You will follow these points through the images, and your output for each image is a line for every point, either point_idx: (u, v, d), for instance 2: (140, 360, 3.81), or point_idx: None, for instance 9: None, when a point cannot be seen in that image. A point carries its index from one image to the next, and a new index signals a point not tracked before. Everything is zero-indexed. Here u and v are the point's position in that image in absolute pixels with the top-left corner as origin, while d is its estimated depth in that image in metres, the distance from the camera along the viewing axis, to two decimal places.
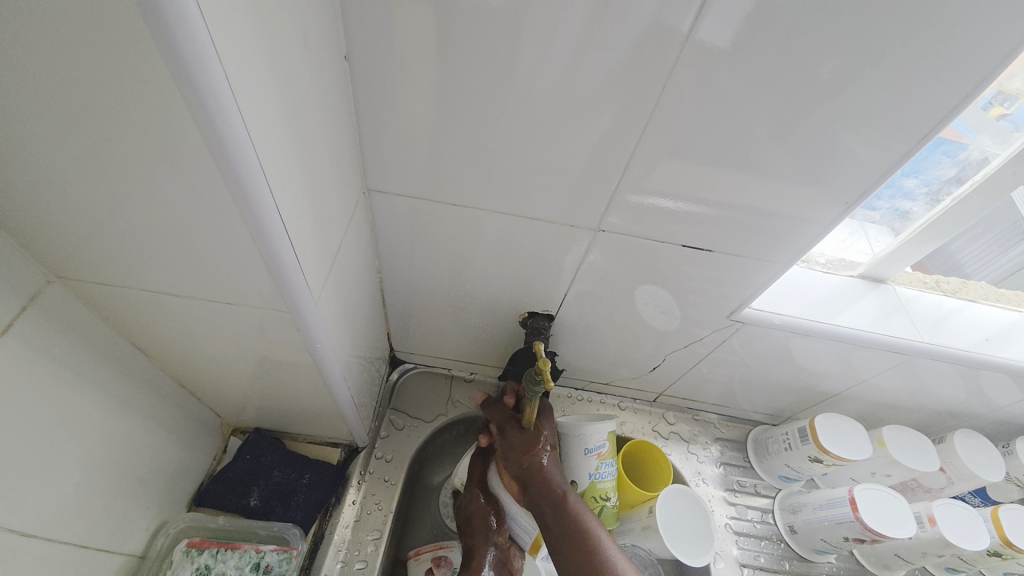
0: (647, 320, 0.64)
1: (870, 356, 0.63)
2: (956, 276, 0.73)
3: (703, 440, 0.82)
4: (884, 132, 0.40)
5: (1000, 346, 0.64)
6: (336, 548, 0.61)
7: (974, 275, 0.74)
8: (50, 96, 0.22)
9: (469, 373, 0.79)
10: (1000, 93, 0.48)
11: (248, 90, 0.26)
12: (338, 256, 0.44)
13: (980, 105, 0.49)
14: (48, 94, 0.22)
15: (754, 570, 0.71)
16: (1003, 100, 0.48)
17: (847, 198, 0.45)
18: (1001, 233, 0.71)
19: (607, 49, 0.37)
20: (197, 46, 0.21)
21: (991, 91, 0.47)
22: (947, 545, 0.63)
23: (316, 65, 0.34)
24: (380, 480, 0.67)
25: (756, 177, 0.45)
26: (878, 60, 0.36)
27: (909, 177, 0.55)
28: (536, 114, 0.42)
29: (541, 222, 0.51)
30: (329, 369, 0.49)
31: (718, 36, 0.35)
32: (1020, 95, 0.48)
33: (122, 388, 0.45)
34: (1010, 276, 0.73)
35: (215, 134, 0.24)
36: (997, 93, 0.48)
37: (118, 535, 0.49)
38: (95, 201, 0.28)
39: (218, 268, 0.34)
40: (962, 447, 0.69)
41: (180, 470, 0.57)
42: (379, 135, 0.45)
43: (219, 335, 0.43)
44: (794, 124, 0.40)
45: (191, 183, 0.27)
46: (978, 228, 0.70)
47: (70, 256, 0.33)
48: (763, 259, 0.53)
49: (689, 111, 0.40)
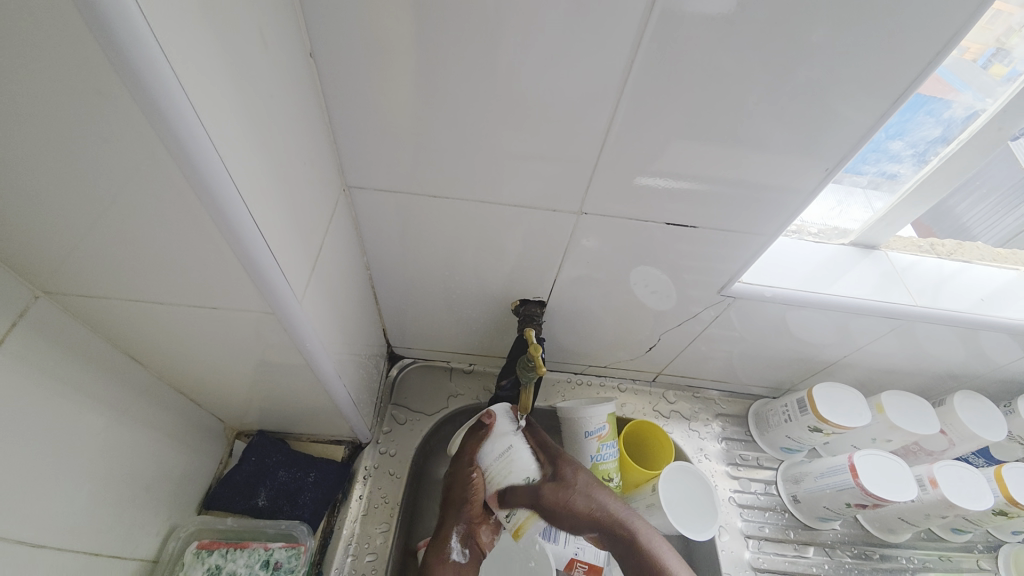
0: (639, 301, 0.64)
1: (866, 322, 0.63)
2: (954, 238, 0.72)
3: (703, 417, 0.82)
4: (861, 93, 0.39)
5: (997, 306, 0.64)
6: (346, 542, 0.63)
7: (979, 237, 0.72)
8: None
9: (468, 364, 0.79)
10: (998, 50, 0.46)
11: (204, 94, 0.26)
12: (321, 255, 0.45)
13: (978, 62, 0.47)
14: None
15: (759, 541, 0.72)
16: (1002, 57, 0.46)
17: (827, 165, 0.45)
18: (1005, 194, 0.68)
19: (573, 30, 0.37)
20: (143, 49, 0.21)
21: (989, 48, 0.46)
22: (950, 507, 0.64)
23: (279, 63, 0.34)
24: (386, 474, 0.69)
25: (734, 151, 0.44)
26: (845, 23, 0.35)
27: (894, 139, 0.53)
28: (509, 99, 0.41)
29: (525, 209, 0.51)
30: (323, 368, 0.49)
31: (682, 9, 0.35)
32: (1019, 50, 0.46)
33: (120, 398, 0.46)
34: (1014, 237, 0.72)
35: (174, 138, 0.24)
36: (996, 50, 0.46)
37: (130, 541, 0.50)
38: (63, 215, 0.28)
39: (198, 273, 0.34)
40: (963, 409, 0.69)
41: (186, 475, 0.58)
42: (354, 131, 0.45)
43: (210, 341, 0.43)
44: (769, 92, 0.40)
45: (156, 189, 0.27)
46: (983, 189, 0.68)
47: (53, 271, 0.33)
48: (750, 233, 0.53)
49: (661, 86, 0.40)
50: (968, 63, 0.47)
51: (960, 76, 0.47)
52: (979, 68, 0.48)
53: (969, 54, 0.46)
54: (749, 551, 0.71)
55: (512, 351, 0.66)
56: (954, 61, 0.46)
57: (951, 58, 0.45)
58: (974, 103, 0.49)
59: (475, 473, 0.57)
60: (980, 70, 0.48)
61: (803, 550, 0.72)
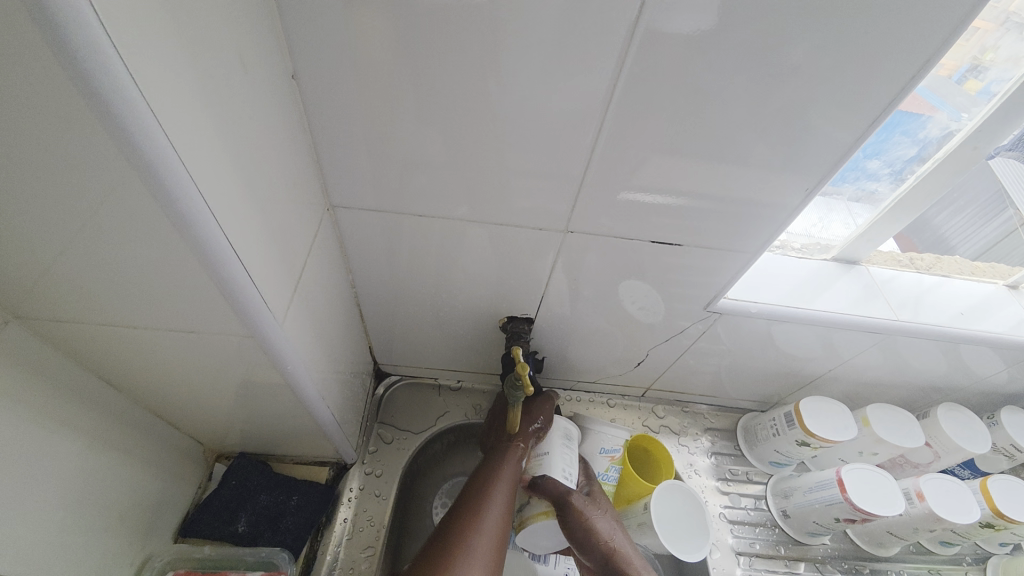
0: (628, 317, 0.64)
1: (851, 336, 0.64)
2: (935, 252, 0.74)
3: (693, 432, 0.82)
4: (838, 113, 0.40)
5: (976, 319, 0.65)
6: (329, 568, 0.61)
7: (956, 250, 0.74)
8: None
9: (456, 381, 0.78)
10: (973, 66, 0.47)
11: (177, 115, 0.25)
12: (303, 275, 0.44)
13: (954, 78, 0.48)
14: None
15: (750, 557, 0.71)
16: (976, 72, 0.47)
17: (807, 183, 0.46)
18: (980, 205, 0.70)
19: (555, 50, 0.37)
20: (111, 73, 0.21)
21: (964, 64, 0.46)
22: (937, 520, 0.64)
23: (258, 83, 0.34)
24: (371, 495, 0.67)
25: (717, 169, 0.45)
26: (820, 45, 0.36)
27: (871, 158, 0.54)
28: (493, 117, 0.42)
29: (512, 226, 0.51)
30: (306, 389, 0.48)
31: (661, 31, 0.35)
32: (994, 66, 0.47)
33: (93, 423, 0.44)
34: (988, 251, 0.74)
35: (145, 163, 0.24)
36: (971, 66, 0.47)
37: (101, 573, 0.48)
38: (33, 240, 0.27)
39: (177, 298, 0.33)
40: (946, 421, 0.70)
41: (161, 501, 0.56)
42: (339, 150, 0.45)
43: (188, 363, 0.42)
44: (750, 112, 0.40)
45: (130, 213, 0.26)
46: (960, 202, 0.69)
47: (21, 294, 0.32)
48: (733, 249, 0.53)
49: (643, 106, 0.40)
50: (944, 79, 0.48)
51: (937, 93, 0.48)
52: (955, 84, 0.48)
53: (946, 71, 0.46)
54: (740, 568, 0.70)
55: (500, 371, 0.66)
56: (931, 79, 0.47)
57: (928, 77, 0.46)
58: (951, 121, 0.50)
59: (541, 428, 0.63)
60: (955, 85, 0.48)
61: (795, 566, 0.72)
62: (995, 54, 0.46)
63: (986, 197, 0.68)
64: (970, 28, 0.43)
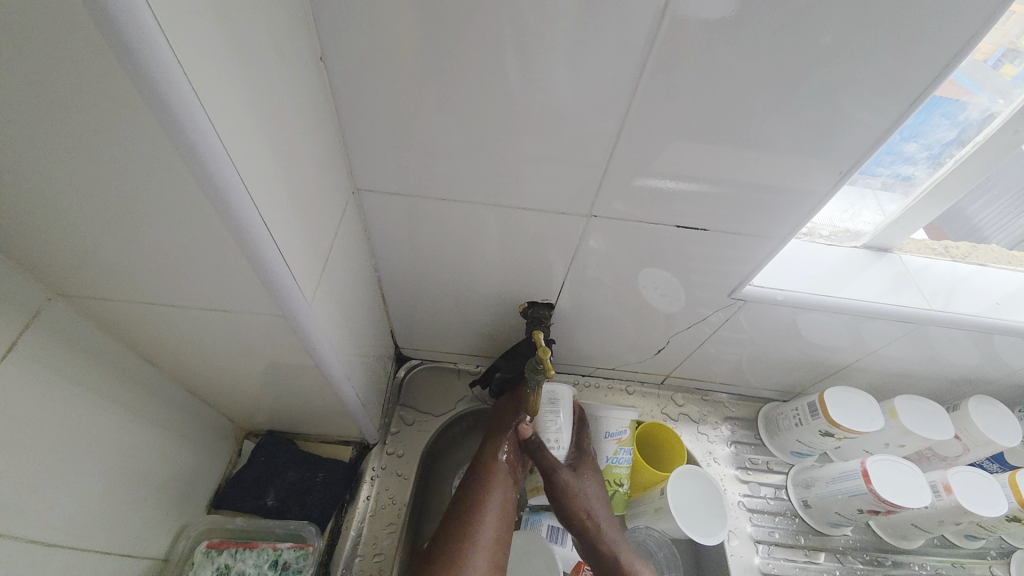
0: (649, 304, 0.63)
1: (880, 326, 0.62)
2: (969, 240, 0.71)
3: (712, 420, 0.81)
4: (877, 95, 0.39)
5: (1013, 310, 0.63)
6: (353, 543, 0.63)
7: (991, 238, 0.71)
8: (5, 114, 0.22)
9: (475, 366, 0.79)
10: (1009, 50, 0.45)
11: (215, 99, 0.26)
12: (329, 258, 0.45)
13: (988, 62, 0.46)
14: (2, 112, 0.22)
15: (769, 546, 0.71)
16: (1013, 57, 0.46)
17: (841, 167, 0.44)
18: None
19: (583, 32, 0.36)
20: (157, 56, 0.21)
21: (997, 50, 0.45)
22: (964, 513, 0.63)
23: (287, 67, 0.34)
24: (393, 475, 0.69)
25: (747, 153, 0.44)
26: (862, 22, 0.35)
27: (909, 141, 0.52)
28: (518, 101, 0.41)
29: (535, 212, 0.51)
30: (332, 370, 0.50)
31: (695, 9, 0.34)
32: None
33: (132, 399, 0.46)
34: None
35: (188, 144, 0.24)
36: (1007, 51, 0.45)
37: (141, 541, 0.50)
38: (77, 218, 0.28)
39: (211, 279, 0.34)
40: (977, 413, 0.68)
41: (195, 474, 0.58)
42: (364, 134, 0.45)
43: (221, 343, 0.44)
44: (784, 94, 0.39)
45: (171, 194, 0.27)
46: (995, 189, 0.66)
47: (68, 273, 0.34)
48: (760, 236, 0.52)
49: (670, 89, 0.39)
50: (980, 63, 0.46)
51: (974, 77, 0.47)
52: (991, 69, 0.47)
53: (981, 55, 0.45)
54: (758, 556, 0.70)
55: (518, 355, 0.67)
56: (966, 62, 0.45)
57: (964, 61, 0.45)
58: (989, 104, 0.48)
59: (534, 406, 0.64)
60: (991, 70, 0.47)
61: (814, 555, 0.71)
62: None
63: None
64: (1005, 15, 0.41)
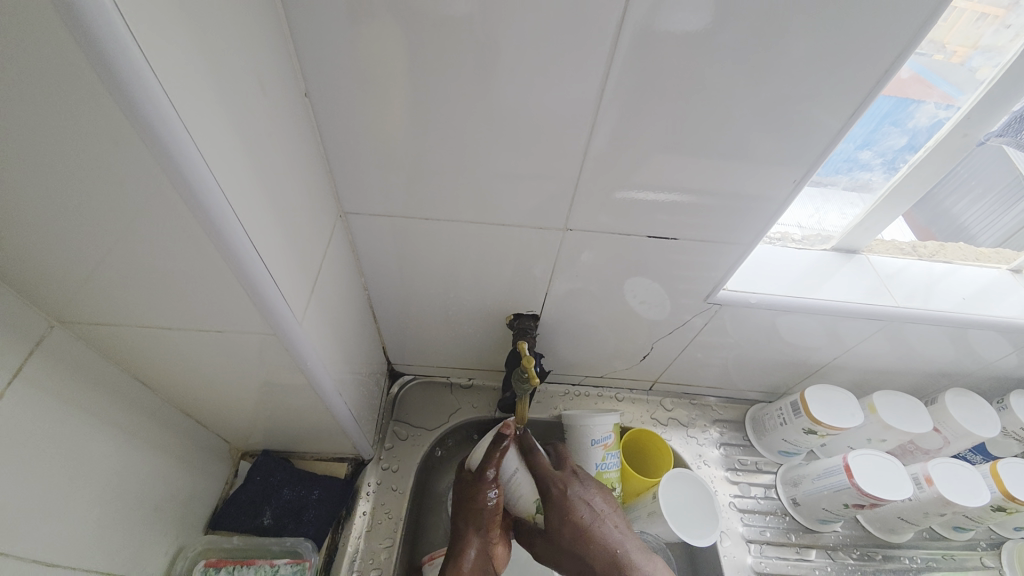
0: (632, 311, 0.65)
1: (854, 324, 0.65)
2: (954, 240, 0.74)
3: (701, 423, 0.83)
4: (821, 108, 0.42)
5: (981, 305, 0.65)
6: (350, 559, 0.64)
7: (979, 237, 0.73)
8: (15, 155, 0.25)
9: (467, 379, 0.81)
10: (986, 50, 0.47)
11: (206, 133, 0.28)
12: (319, 278, 0.47)
13: (965, 66, 0.48)
14: (12, 151, 0.24)
15: (761, 545, 0.72)
16: (992, 57, 0.47)
17: (795, 174, 0.47)
18: (1001, 193, 0.69)
19: (547, 60, 0.39)
20: (152, 98, 0.24)
21: (974, 54, 0.47)
22: (946, 504, 0.65)
23: (274, 102, 0.37)
24: (389, 490, 0.70)
25: (709, 163, 0.47)
26: (800, 42, 0.38)
27: (863, 149, 0.56)
28: (492, 123, 0.44)
29: (514, 227, 0.54)
30: (325, 387, 0.51)
31: (647, 35, 0.37)
32: (1008, 52, 0.46)
33: (129, 421, 0.47)
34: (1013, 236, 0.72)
35: (182, 176, 0.27)
36: (984, 52, 0.47)
37: (139, 561, 0.51)
38: (79, 247, 0.30)
39: (203, 301, 0.36)
40: (954, 406, 0.70)
41: (192, 496, 0.59)
42: (349, 160, 0.48)
43: (214, 364, 0.45)
44: (736, 109, 0.42)
45: (166, 223, 0.30)
46: (975, 189, 0.69)
47: (67, 301, 0.35)
48: (729, 241, 0.55)
49: (632, 108, 0.42)
50: (956, 66, 0.48)
51: (943, 78, 0.49)
52: (968, 71, 0.48)
53: (956, 59, 0.48)
54: (751, 556, 0.71)
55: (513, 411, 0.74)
56: (940, 65, 0.48)
57: (933, 62, 0.48)
58: (938, 111, 0.51)
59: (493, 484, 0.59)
60: (967, 73, 0.48)
61: (806, 553, 0.72)
62: (1010, 40, 0.45)
63: (1004, 184, 0.68)
64: (980, 16, 0.45)
